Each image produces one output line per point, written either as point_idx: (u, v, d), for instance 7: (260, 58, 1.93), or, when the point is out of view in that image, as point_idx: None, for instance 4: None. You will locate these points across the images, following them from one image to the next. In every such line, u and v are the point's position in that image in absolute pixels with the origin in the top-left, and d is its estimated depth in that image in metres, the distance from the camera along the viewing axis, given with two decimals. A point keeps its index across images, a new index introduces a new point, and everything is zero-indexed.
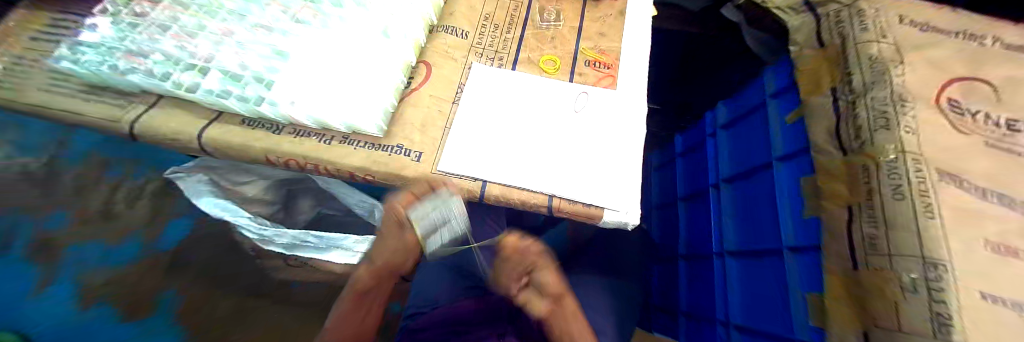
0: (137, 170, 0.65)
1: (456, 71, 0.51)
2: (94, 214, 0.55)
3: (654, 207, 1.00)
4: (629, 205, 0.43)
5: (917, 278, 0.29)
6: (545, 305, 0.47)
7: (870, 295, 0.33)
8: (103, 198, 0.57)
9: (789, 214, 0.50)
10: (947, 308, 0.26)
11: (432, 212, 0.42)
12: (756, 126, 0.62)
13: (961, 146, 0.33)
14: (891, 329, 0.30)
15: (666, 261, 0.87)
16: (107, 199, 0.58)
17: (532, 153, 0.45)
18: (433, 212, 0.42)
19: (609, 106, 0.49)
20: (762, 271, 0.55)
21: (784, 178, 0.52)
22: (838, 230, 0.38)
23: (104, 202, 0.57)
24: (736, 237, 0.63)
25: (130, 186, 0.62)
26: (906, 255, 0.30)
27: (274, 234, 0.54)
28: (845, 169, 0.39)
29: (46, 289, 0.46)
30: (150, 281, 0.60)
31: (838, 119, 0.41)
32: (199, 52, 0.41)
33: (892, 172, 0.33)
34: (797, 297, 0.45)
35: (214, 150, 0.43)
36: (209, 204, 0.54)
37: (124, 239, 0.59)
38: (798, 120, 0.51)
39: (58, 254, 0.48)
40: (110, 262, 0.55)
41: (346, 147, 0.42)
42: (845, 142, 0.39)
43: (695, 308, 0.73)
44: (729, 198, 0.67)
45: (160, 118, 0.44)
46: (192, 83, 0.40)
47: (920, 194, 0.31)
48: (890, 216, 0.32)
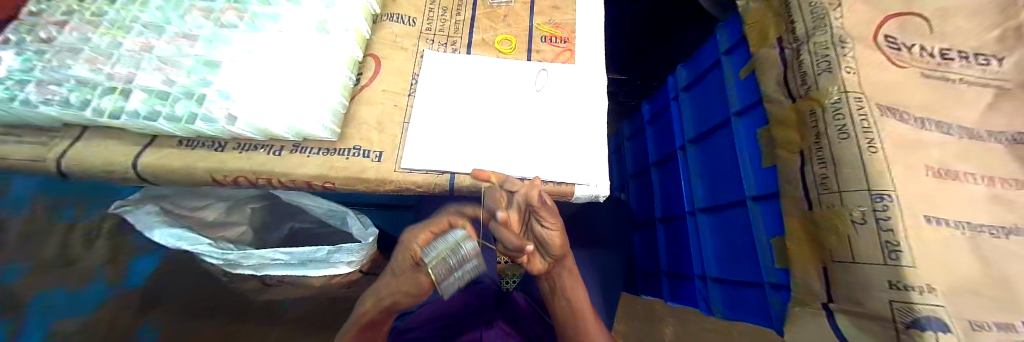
0: None
1: (409, 62, 0.49)
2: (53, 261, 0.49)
3: (630, 176, 1.01)
4: (598, 178, 0.43)
5: (865, 210, 0.30)
6: (545, 262, 0.44)
7: (824, 231, 0.35)
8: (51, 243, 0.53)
9: (747, 166, 0.51)
10: (894, 235, 0.28)
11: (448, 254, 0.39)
12: (713, 86, 0.64)
13: (898, 80, 0.34)
14: (847, 260, 0.32)
15: (645, 227, 0.90)
16: None
17: (497, 138, 0.44)
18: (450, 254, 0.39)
19: (569, 81, 0.48)
20: (730, 221, 0.57)
21: (742, 131, 0.53)
22: (794, 174, 0.40)
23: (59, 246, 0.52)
24: (705, 194, 0.65)
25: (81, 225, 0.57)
26: (852, 190, 0.32)
27: (240, 256, 0.50)
28: (795, 115, 0.40)
29: None
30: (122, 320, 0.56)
31: (785, 66, 0.42)
32: (116, 73, 0.36)
33: (837, 112, 0.34)
34: (763, 243, 0.48)
35: (156, 177, 0.40)
36: (162, 235, 0.50)
37: (87, 281, 0.54)
38: (750, 73, 0.52)
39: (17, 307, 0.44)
40: (70, 309, 0.51)
41: (300, 155, 0.40)
42: (794, 89, 0.41)
43: (673, 266, 0.76)
44: (695, 157, 0.68)
45: (86, 148, 0.40)
46: (113, 107, 0.36)
47: (861, 130, 0.32)
48: (838, 154, 0.33)
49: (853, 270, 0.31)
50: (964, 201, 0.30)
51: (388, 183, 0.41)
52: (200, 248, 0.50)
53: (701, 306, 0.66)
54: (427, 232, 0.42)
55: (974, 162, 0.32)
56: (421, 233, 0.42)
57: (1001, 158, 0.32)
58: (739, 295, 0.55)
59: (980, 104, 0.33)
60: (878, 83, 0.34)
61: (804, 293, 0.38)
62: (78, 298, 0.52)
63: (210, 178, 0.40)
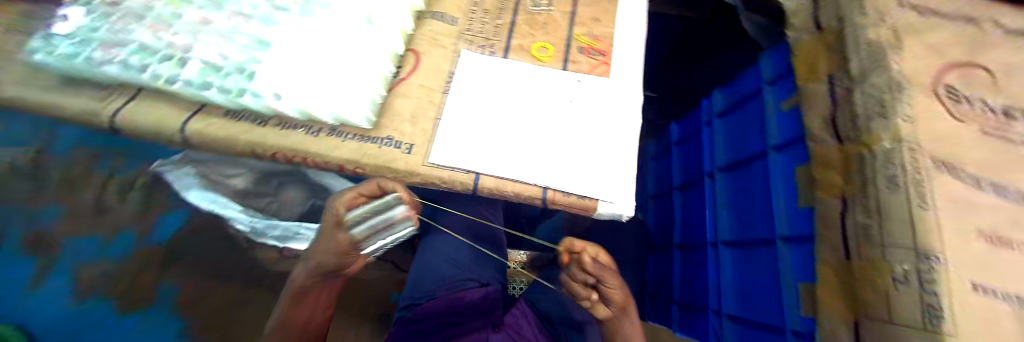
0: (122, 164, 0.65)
1: (446, 59, 0.50)
2: (86, 211, 0.60)
3: (649, 196, 1.00)
4: (622, 197, 0.43)
5: (909, 269, 0.29)
6: (608, 309, 0.49)
7: (863, 284, 0.33)
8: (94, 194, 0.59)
9: (780, 204, 0.50)
10: (937, 298, 0.27)
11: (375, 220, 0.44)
12: (751, 114, 0.62)
13: (957, 134, 0.32)
14: (883, 317, 0.30)
15: (661, 251, 0.88)
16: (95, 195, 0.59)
17: (526, 145, 0.44)
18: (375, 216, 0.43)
19: (604, 96, 0.48)
20: (756, 259, 0.55)
21: (779, 167, 0.51)
22: (832, 219, 0.38)
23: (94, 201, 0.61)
24: (730, 228, 0.63)
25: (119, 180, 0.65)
26: (898, 245, 0.30)
27: (267, 226, 0.59)
28: (841, 158, 0.38)
29: (37, 287, 0.53)
30: (150, 274, 0.65)
31: (834, 107, 0.41)
32: (174, 41, 0.38)
33: (887, 161, 0.33)
34: (789, 287, 0.46)
35: (201, 143, 0.42)
36: (199, 197, 0.58)
37: (118, 235, 0.63)
38: (795, 108, 0.50)
39: (51, 251, 0.56)
40: (96, 259, 0.60)
41: (336, 140, 0.41)
42: (843, 131, 0.39)
43: (688, 295, 0.74)
44: (724, 187, 0.67)
45: (141, 109, 0.42)
46: (172, 74, 0.38)
47: (914, 182, 0.30)
48: (885, 206, 0.32)
49: (888, 330, 0.30)
50: (1021, 272, 0.28)
51: (415, 175, 0.42)
52: (233, 215, 0.59)
53: (714, 341, 0.64)
54: (354, 194, 0.42)
55: None
56: (348, 195, 0.42)
57: None
58: (757, 336, 0.53)
59: None
60: (940, 135, 0.32)
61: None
62: (105, 249, 0.61)
63: (250, 150, 0.41)
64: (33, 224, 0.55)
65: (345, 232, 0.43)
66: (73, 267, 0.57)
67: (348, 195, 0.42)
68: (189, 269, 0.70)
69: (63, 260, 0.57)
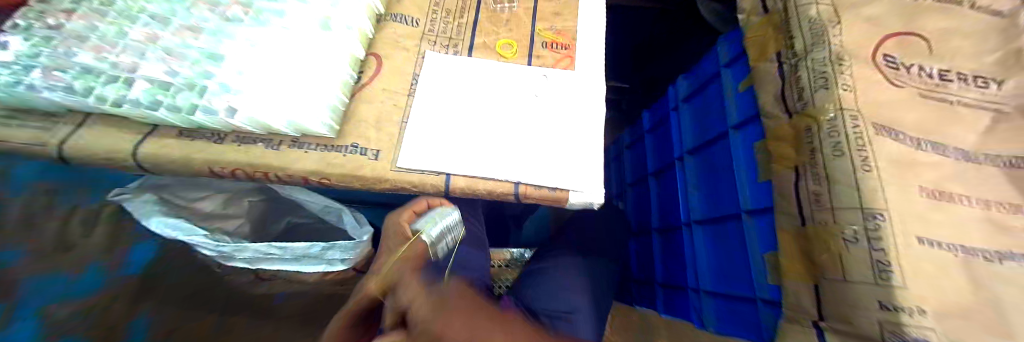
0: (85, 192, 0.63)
1: (409, 62, 0.49)
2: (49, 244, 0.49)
3: (628, 185, 1.01)
4: (592, 186, 0.43)
5: (857, 229, 0.30)
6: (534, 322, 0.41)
7: (817, 247, 0.35)
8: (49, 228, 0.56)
9: (742, 179, 0.51)
10: (887, 255, 0.28)
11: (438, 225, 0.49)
12: (713, 99, 0.64)
13: (896, 99, 0.34)
14: (837, 277, 0.32)
15: (642, 237, 0.89)
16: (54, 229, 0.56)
17: (494, 141, 0.44)
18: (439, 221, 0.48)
19: (569, 88, 0.49)
20: (726, 234, 0.57)
21: (738, 145, 0.53)
22: (787, 189, 0.40)
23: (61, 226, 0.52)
24: (702, 207, 0.64)
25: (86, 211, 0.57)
26: (847, 207, 0.31)
27: (234, 249, 0.52)
28: (791, 131, 0.40)
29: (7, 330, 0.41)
30: (122, 309, 0.57)
31: (783, 81, 0.43)
32: (121, 61, 0.37)
33: (832, 130, 0.34)
34: (757, 258, 0.47)
35: (154, 166, 0.41)
36: (160, 225, 0.51)
37: (85, 269, 0.53)
38: (749, 88, 0.52)
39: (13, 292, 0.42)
40: (76, 294, 0.51)
41: (298, 151, 0.41)
42: (790, 105, 0.41)
43: (669, 277, 0.76)
44: (693, 168, 0.68)
45: (87, 136, 0.41)
46: (117, 95, 0.36)
47: (855, 148, 0.32)
48: (831, 172, 0.33)
49: (843, 288, 0.31)
50: (960, 225, 0.30)
51: (384, 181, 0.42)
52: (197, 241, 0.52)
53: (693, 319, 0.66)
54: (410, 212, 0.49)
55: (972, 184, 0.31)
56: (404, 213, 0.49)
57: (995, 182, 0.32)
58: (733, 309, 0.54)
59: (979, 128, 0.33)
60: (882, 100, 0.34)
61: (793, 310, 0.38)
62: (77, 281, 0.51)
63: (207, 170, 0.40)
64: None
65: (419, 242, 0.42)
66: (39, 306, 0.46)
67: (405, 213, 0.49)
68: (163, 304, 0.63)
69: (38, 292, 0.46)
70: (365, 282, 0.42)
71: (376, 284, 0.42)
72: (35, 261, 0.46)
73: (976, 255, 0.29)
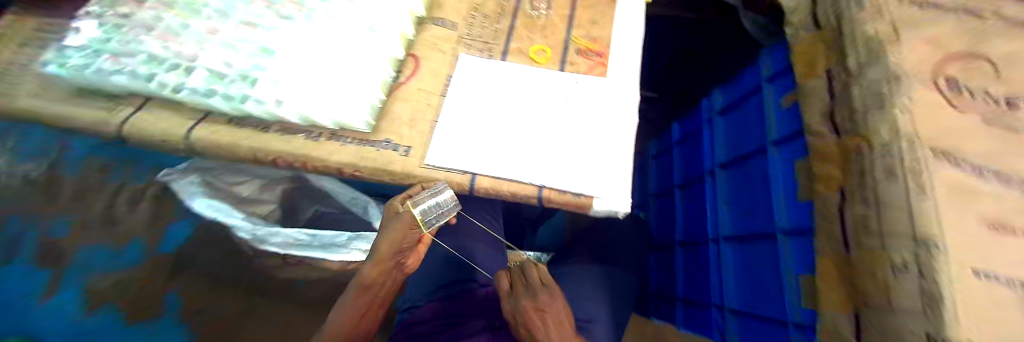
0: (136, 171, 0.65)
1: (445, 64, 0.50)
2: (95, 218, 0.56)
3: (652, 196, 0.99)
4: (621, 196, 0.43)
5: (909, 258, 0.28)
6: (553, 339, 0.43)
7: (863, 276, 0.33)
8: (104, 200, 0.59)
9: (781, 199, 0.49)
10: (939, 286, 0.26)
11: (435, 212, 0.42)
12: (752, 112, 0.62)
13: (958, 125, 0.32)
14: (884, 309, 0.30)
15: (664, 251, 0.87)
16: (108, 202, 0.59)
17: (525, 144, 0.44)
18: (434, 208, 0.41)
19: (601, 96, 0.48)
20: (757, 256, 0.54)
21: (778, 163, 0.51)
22: (833, 212, 0.38)
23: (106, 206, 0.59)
24: (732, 224, 0.62)
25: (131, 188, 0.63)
26: (898, 235, 0.30)
27: (268, 233, 0.55)
28: (840, 151, 0.38)
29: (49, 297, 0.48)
30: (156, 285, 0.59)
31: (833, 100, 0.41)
32: (182, 50, 0.40)
33: (886, 153, 0.32)
34: (791, 282, 0.45)
35: (203, 149, 0.43)
36: (203, 205, 0.56)
37: (125, 247, 0.58)
38: (793, 105, 0.50)
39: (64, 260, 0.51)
40: (116, 268, 0.56)
41: (335, 144, 0.42)
42: (841, 124, 0.39)
43: (690, 294, 0.74)
44: (725, 184, 0.66)
45: (147, 117, 0.44)
46: (178, 83, 0.40)
47: (911, 170, 0.30)
48: (884, 197, 0.31)
49: (889, 322, 0.29)
50: None
51: (414, 177, 0.43)
52: (233, 222, 0.56)
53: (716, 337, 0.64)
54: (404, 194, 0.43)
55: None
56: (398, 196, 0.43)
57: None
58: (761, 332, 0.52)
59: None
60: (944, 125, 0.32)
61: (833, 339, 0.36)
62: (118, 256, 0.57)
63: (250, 156, 0.42)
64: (44, 236, 0.51)
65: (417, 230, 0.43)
66: (82, 277, 0.52)
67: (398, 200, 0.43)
68: (195, 280, 0.64)
69: (76, 269, 0.52)
70: (365, 265, 0.45)
71: (373, 267, 0.44)
72: (83, 230, 0.55)
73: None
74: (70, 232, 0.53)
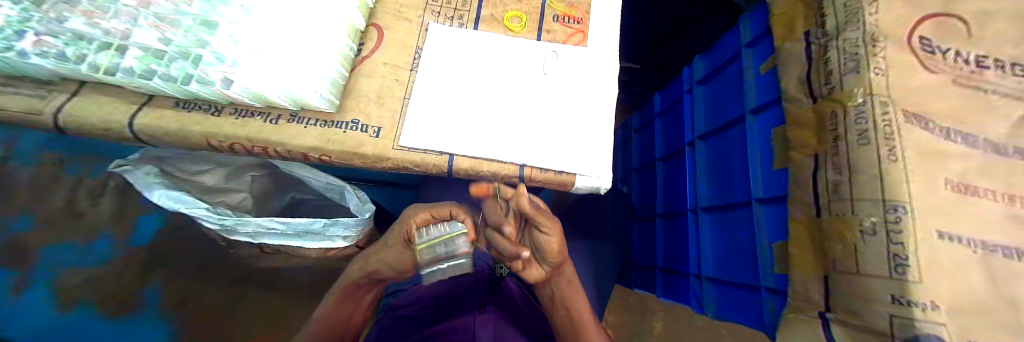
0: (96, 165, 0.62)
1: (412, 34, 0.47)
2: (59, 211, 0.55)
3: (634, 170, 1.00)
4: (600, 170, 0.42)
5: (876, 221, 0.29)
6: (540, 270, 0.44)
7: (832, 240, 0.34)
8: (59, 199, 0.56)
9: (756, 166, 0.50)
10: (903, 249, 0.27)
11: (442, 243, 0.43)
12: (731, 79, 0.61)
13: (929, 86, 0.32)
14: (851, 271, 0.31)
15: (646, 222, 0.89)
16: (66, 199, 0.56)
17: (501, 120, 0.43)
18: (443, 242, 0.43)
19: (579, 66, 0.46)
20: (734, 224, 0.56)
21: (755, 131, 0.51)
22: (806, 178, 0.38)
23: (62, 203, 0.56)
24: (709, 193, 0.63)
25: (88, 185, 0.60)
26: (867, 199, 0.30)
27: (236, 223, 0.50)
28: (816, 117, 0.38)
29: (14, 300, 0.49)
30: (133, 278, 0.63)
31: (810, 65, 0.40)
32: (111, 27, 0.36)
33: (860, 116, 0.32)
34: (764, 247, 0.47)
35: (151, 137, 0.40)
36: (163, 197, 0.50)
37: (95, 237, 0.59)
38: (772, 70, 0.49)
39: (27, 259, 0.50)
40: (83, 262, 0.57)
41: (297, 126, 0.40)
42: (816, 88, 0.39)
43: (670, 262, 0.76)
44: (704, 154, 0.67)
45: (81, 104, 0.40)
46: (112, 64, 0.36)
47: (883, 136, 0.30)
48: (855, 161, 0.32)
49: (856, 283, 0.31)
50: (984, 219, 0.28)
51: (385, 159, 0.41)
52: (196, 213, 0.50)
53: (692, 303, 0.66)
54: (427, 214, 0.43)
55: (1006, 177, 0.29)
56: (421, 213, 0.43)
57: None
58: (736, 295, 0.54)
59: None
60: (916, 87, 0.32)
61: (802, 300, 0.38)
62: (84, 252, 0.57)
63: (206, 143, 0.39)
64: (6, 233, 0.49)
65: (411, 251, 0.45)
66: (51, 272, 0.53)
67: (421, 216, 0.43)
68: (173, 274, 0.68)
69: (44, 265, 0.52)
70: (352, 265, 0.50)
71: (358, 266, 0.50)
72: (48, 227, 0.54)
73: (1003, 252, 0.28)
74: (36, 224, 0.52)
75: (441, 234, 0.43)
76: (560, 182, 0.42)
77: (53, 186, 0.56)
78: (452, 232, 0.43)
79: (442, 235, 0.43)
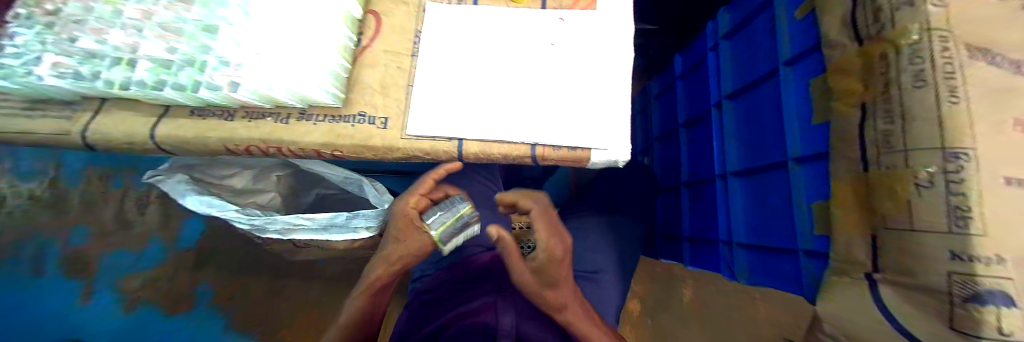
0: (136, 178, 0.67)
1: (411, 17, 0.45)
2: (110, 227, 0.62)
3: (655, 139, 0.96)
4: (618, 143, 0.40)
5: (932, 172, 0.27)
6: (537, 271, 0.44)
7: (883, 197, 0.31)
8: (110, 210, 0.63)
9: (793, 122, 0.46)
10: (966, 200, 0.25)
11: (453, 224, 0.44)
12: (762, 30, 0.56)
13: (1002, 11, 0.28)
14: (904, 228, 0.29)
15: (671, 193, 0.86)
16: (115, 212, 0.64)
17: (512, 100, 0.41)
18: (454, 223, 0.44)
19: (589, 33, 0.43)
20: (768, 187, 0.52)
21: (790, 86, 0.47)
22: (851, 131, 0.35)
23: (116, 214, 0.64)
24: (739, 157, 0.59)
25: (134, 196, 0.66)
26: (921, 147, 0.27)
27: (264, 222, 0.53)
28: (862, 62, 0.34)
29: (83, 306, 0.57)
30: (184, 277, 0.72)
31: (854, 3, 0.36)
32: (118, 42, 0.37)
33: (914, 56, 0.29)
34: (802, 209, 0.44)
35: (173, 147, 0.41)
36: (195, 202, 0.53)
37: (147, 244, 0.67)
38: (809, 14, 0.44)
39: (91, 267, 0.59)
40: (142, 266, 0.66)
41: (306, 124, 0.40)
42: (862, 28, 0.35)
43: (697, 232, 0.73)
44: (732, 115, 0.62)
45: (103, 119, 0.41)
46: (122, 78, 0.37)
47: (942, 75, 0.27)
48: (908, 107, 0.29)
49: (911, 241, 0.28)
50: None
51: (396, 150, 0.40)
52: (228, 214, 0.53)
53: (724, 271, 0.64)
54: (416, 196, 0.43)
55: None
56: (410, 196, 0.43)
57: None
58: (770, 261, 0.52)
59: None
60: (982, 15, 0.28)
61: (848, 262, 0.35)
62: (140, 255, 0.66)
63: (223, 148, 0.40)
64: (68, 246, 0.57)
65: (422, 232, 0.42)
66: (112, 279, 0.61)
67: (411, 200, 0.43)
68: (218, 277, 0.76)
69: (105, 273, 0.61)
70: (373, 266, 0.45)
71: (380, 268, 0.44)
72: (99, 240, 0.61)
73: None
74: (89, 240, 0.59)
75: (446, 217, 0.43)
76: (576, 159, 0.41)
77: (103, 201, 0.62)
78: (454, 211, 0.44)
79: (446, 219, 0.43)
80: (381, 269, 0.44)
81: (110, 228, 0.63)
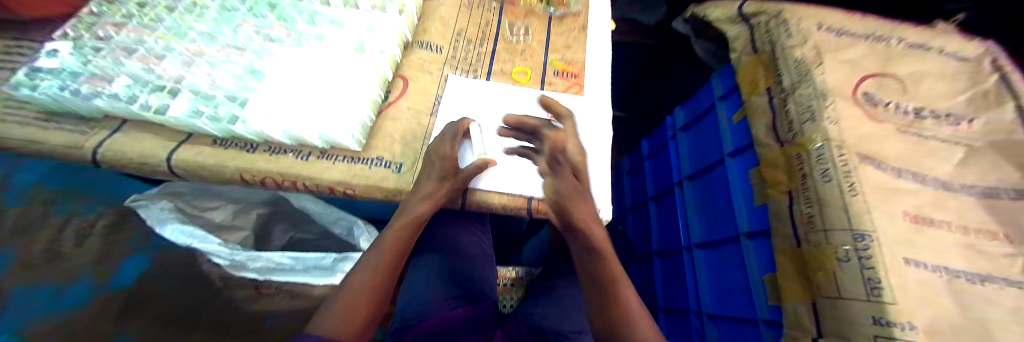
0: (82, 206, 0.50)
1: (433, 84, 0.53)
2: (37, 254, 0.40)
3: (629, 208, 1.03)
4: (602, 203, 0.46)
5: (849, 249, 0.34)
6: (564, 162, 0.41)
7: (814, 267, 0.37)
8: (48, 238, 0.43)
9: (741, 203, 0.54)
10: (876, 273, 0.32)
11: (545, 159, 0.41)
12: (709, 127, 0.68)
13: (868, 131, 0.42)
14: (836, 295, 0.34)
15: (644, 261, 0.90)
16: (52, 240, 0.43)
17: (513, 159, 0.47)
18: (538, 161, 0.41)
19: (577, 113, 0.52)
20: (727, 259, 0.58)
21: (735, 171, 0.56)
22: (784, 212, 0.43)
23: (49, 244, 0.42)
24: (701, 230, 0.66)
25: (76, 225, 0.47)
26: (838, 229, 0.35)
27: (246, 259, 0.55)
28: (784, 159, 0.44)
29: None
30: (104, 325, 0.42)
31: (774, 115, 0.47)
32: (167, 73, 0.42)
33: (822, 158, 0.39)
34: (756, 280, 0.49)
35: (183, 171, 0.42)
36: (175, 232, 0.54)
37: (72, 281, 0.42)
38: (743, 119, 0.56)
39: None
40: (55, 312, 0.38)
41: (325, 163, 0.43)
42: (782, 134, 0.45)
43: (670, 301, 0.76)
44: (693, 193, 0.71)
45: (117, 138, 0.43)
46: (159, 104, 0.41)
47: (844, 175, 0.37)
48: (822, 196, 0.38)
49: (840, 307, 0.34)
50: (941, 249, 0.35)
51: (405, 193, 0.44)
52: (209, 248, 0.55)
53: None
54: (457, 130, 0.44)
55: (952, 212, 0.38)
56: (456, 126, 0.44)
57: (946, 203, 0.39)
58: (735, 332, 0.54)
59: (954, 159, 0.41)
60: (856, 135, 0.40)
61: (797, 331, 0.39)
62: (58, 298, 0.39)
63: (237, 177, 0.42)
64: None
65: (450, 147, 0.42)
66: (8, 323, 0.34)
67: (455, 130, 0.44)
68: (149, 326, 0.46)
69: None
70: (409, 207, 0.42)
71: (418, 204, 0.42)
72: (22, 272, 0.38)
73: (934, 269, 0.34)
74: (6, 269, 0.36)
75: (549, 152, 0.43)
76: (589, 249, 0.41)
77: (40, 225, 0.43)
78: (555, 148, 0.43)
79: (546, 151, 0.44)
80: (416, 207, 0.42)
81: (37, 259, 0.40)
